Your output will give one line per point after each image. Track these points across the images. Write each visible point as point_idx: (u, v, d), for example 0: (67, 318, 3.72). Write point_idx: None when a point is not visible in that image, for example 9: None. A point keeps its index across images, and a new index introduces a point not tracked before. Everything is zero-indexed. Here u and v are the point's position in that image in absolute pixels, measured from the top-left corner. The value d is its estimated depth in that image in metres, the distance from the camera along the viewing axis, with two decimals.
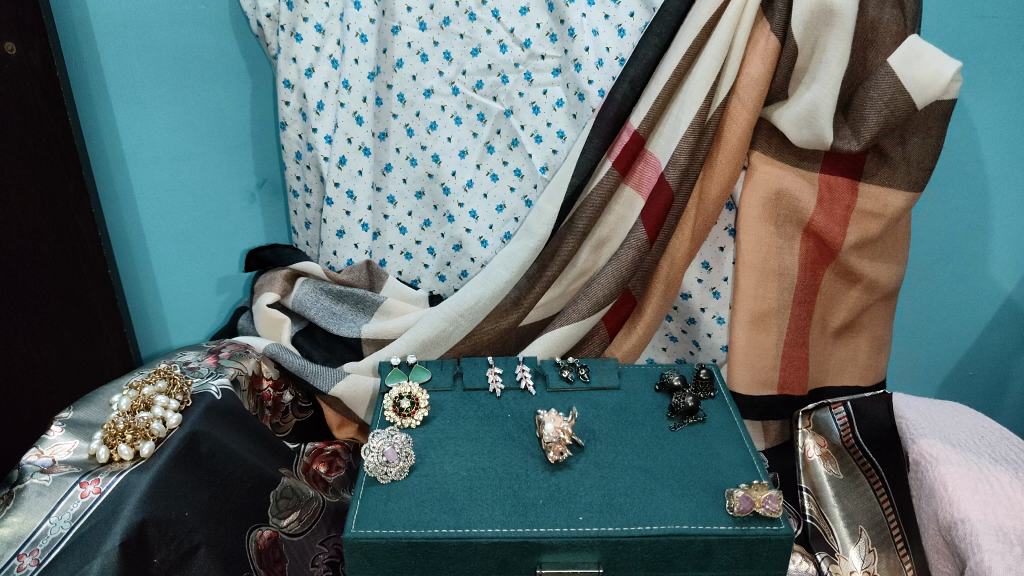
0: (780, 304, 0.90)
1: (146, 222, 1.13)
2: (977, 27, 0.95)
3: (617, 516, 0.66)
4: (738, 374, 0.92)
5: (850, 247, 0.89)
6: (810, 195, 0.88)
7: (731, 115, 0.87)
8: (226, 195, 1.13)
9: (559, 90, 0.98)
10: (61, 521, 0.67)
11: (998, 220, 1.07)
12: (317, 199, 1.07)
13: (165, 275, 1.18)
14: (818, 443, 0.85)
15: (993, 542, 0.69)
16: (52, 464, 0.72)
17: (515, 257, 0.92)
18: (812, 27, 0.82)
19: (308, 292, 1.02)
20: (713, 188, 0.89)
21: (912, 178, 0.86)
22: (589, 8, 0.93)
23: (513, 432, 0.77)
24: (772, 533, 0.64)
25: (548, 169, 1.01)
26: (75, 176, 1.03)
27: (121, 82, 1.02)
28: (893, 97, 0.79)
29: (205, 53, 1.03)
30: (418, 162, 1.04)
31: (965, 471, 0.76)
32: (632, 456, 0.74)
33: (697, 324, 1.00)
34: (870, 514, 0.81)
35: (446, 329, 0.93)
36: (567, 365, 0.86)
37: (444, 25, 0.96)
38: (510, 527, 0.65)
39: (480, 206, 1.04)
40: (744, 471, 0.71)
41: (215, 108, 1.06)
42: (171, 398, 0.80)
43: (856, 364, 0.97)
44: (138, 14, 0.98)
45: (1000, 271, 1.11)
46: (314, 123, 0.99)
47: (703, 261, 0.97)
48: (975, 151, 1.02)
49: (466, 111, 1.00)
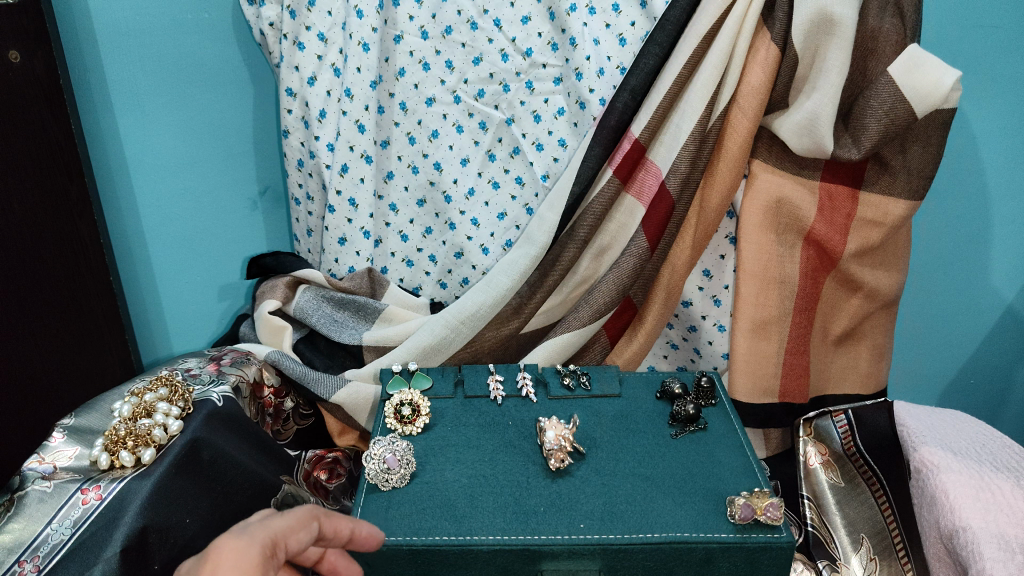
0: (781, 311, 0.91)
1: (148, 229, 1.14)
2: (976, 36, 0.96)
3: (617, 524, 0.66)
4: (738, 382, 0.92)
5: (850, 255, 0.89)
6: (810, 204, 0.89)
7: (731, 123, 0.87)
8: (228, 203, 1.14)
9: (560, 98, 0.98)
10: (62, 527, 0.67)
11: (998, 228, 1.07)
12: (319, 206, 1.07)
13: (167, 282, 1.19)
14: (819, 451, 0.85)
15: (994, 551, 0.69)
16: (54, 471, 0.73)
17: (515, 265, 0.93)
18: (812, 36, 0.82)
19: (309, 298, 1.03)
20: (713, 195, 0.89)
21: (912, 186, 0.86)
22: (590, 17, 0.93)
23: (514, 439, 0.77)
24: (772, 541, 0.64)
25: (549, 177, 1.01)
26: (78, 184, 1.03)
27: (124, 91, 1.03)
28: (893, 106, 0.80)
29: (207, 62, 1.03)
30: (420, 170, 1.05)
31: (965, 478, 0.76)
32: (633, 463, 0.73)
33: (698, 332, 1.01)
34: (870, 522, 0.81)
35: (446, 336, 0.93)
36: (568, 372, 0.86)
37: (445, 35, 0.97)
38: (510, 535, 0.65)
39: (481, 214, 1.05)
40: (745, 478, 0.71)
41: (217, 116, 1.07)
42: (173, 404, 0.80)
43: (857, 372, 0.97)
44: (142, 22, 0.99)
45: (1000, 279, 1.11)
46: (317, 131, 1.00)
47: (704, 269, 0.98)
48: (975, 159, 1.03)
49: (467, 119, 1.01)
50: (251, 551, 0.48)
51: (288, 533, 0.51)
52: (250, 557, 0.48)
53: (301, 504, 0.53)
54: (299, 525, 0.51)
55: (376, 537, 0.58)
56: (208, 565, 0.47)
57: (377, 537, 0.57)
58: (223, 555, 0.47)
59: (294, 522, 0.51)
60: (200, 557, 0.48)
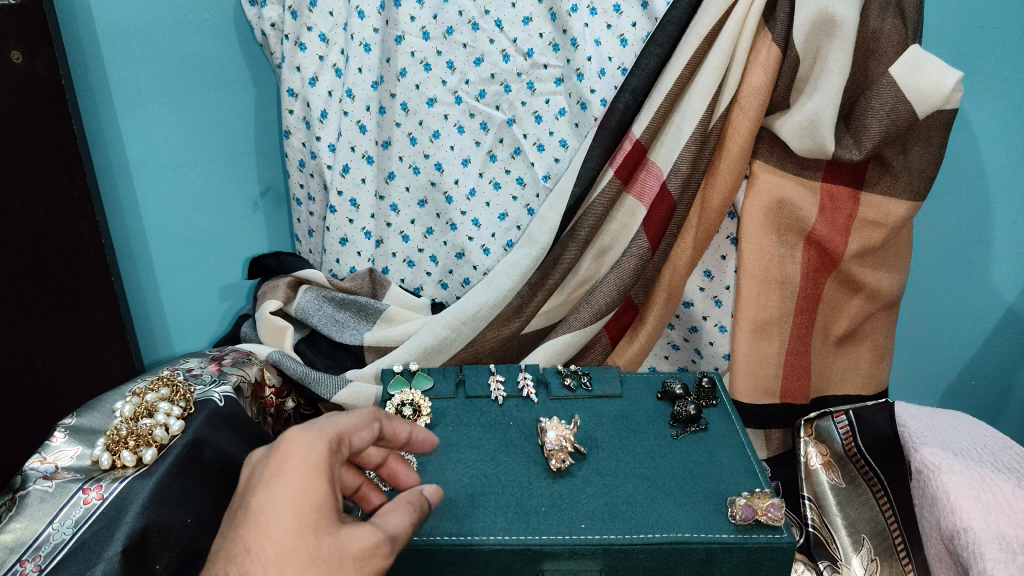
0: (782, 312, 0.91)
1: (150, 230, 1.14)
2: (978, 37, 0.96)
3: (619, 524, 0.66)
4: (739, 383, 0.92)
5: (851, 256, 0.89)
6: (811, 204, 0.89)
7: (733, 124, 0.87)
8: (230, 203, 1.14)
9: (561, 99, 0.99)
10: (64, 527, 0.67)
11: (1000, 229, 1.07)
12: (320, 207, 1.07)
13: (169, 282, 1.19)
14: (821, 452, 0.86)
15: (995, 552, 0.69)
16: (55, 470, 0.73)
17: (517, 265, 0.93)
18: (814, 37, 0.82)
19: (311, 299, 1.02)
20: (714, 196, 0.89)
21: (913, 187, 0.86)
22: (591, 18, 0.93)
23: (515, 439, 0.77)
24: (773, 541, 0.64)
25: (551, 177, 1.01)
26: (80, 184, 1.03)
27: (126, 91, 1.03)
28: (894, 107, 0.80)
29: (209, 62, 1.04)
30: (421, 171, 1.05)
31: (966, 479, 0.76)
32: (634, 463, 0.73)
33: (699, 333, 1.01)
34: (871, 523, 0.81)
35: (447, 336, 0.93)
36: (569, 372, 0.86)
37: (447, 35, 0.97)
38: (512, 534, 0.65)
39: (482, 215, 1.05)
40: (746, 479, 0.71)
41: (220, 116, 1.08)
42: (174, 404, 0.80)
43: (858, 372, 0.97)
44: (145, 23, 0.99)
45: (1002, 279, 1.11)
46: (318, 131, 1.00)
47: (705, 270, 0.98)
48: (976, 159, 1.03)
49: (468, 120, 1.01)
50: (318, 445, 0.53)
51: (352, 431, 0.56)
52: (318, 451, 0.52)
53: (365, 409, 0.60)
54: (362, 424, 0.57)
55: (429, 444, 0.64)
56: (279, 455, 0.52)
57: (431, 442, 0.64)
58: (292, 446, 0.53)
59: (358, 421, 0.57)
60: (273, 448, 0.54)
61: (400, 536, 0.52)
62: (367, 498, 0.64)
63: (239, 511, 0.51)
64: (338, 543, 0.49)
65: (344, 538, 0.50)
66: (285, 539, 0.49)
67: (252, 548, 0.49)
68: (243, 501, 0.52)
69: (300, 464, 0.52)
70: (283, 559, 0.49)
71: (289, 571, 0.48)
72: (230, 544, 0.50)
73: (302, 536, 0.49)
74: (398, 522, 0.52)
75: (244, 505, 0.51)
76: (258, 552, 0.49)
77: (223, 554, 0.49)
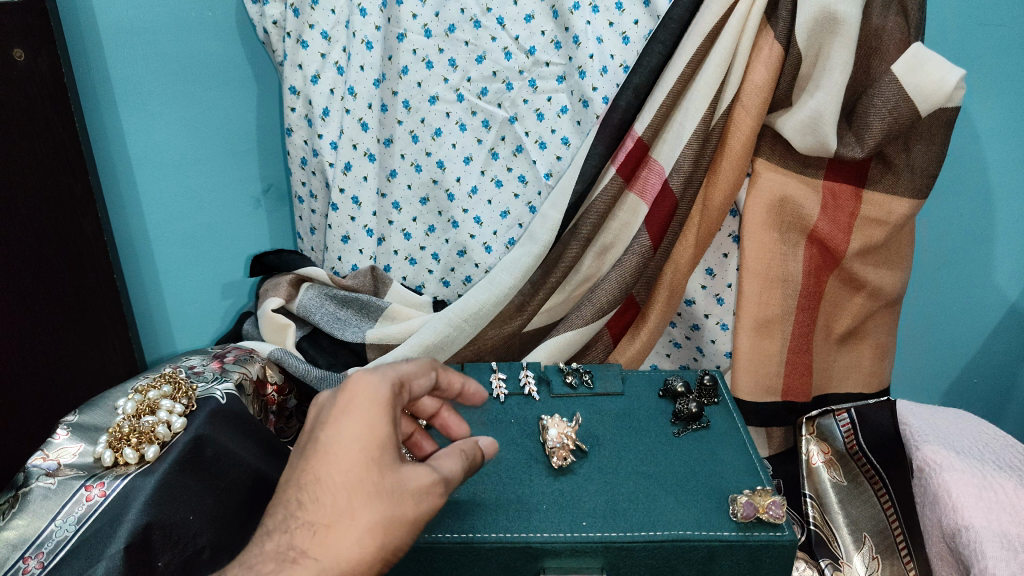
0: (784, 310, 0.90)
1: (152, 227, 1.14)
2: (980, 34, 0.95)
3: (620, 522, 0.66)
4: (741, 381, 0.92)
5: (853, 254, 0.89)
6: (814, 202, 0.89)
7: (735, 122, 0.87)
8: (232, 201, 1.14)
9: (563, 96, 0.99)
10: (66, 524, 0.67)
11: (1002, 227, 1.07)
12: (322, 204, 1.07)
13: (171, 280, 1.19)
14: (822, 450, 0.85)
15: (997, 549, 0.69)
16: (58, 467, 0.73)
17: (519, 263, 0.92)
18: (816, 35, 0.82)
19: (313, 296, 1.02)
20: (716, 194, 0.89)
21: (916, 185, 0.86)
22: (593, 15, 0.93)
23: (517, 436, 0.77)
24: (774, 538, 0.64)
25: (553, 175, 1.01)
26: (82, 182, 1.03)
27: (128, 89, 1.03)
28: (896, 105, 0.80)
29: (211, 60, 1.04)
30: (424, 168, 1.05)
31: (967, 477, 0.76)
32: (636, 461, 0.73)
33: (700, 331, 1.00)
34: (873, 520, 0.81)
35: (448, 334, 0.92)
36: (571, 370, 0.86)
37: (449, 33, 0.97)
38: (513, 532, 0.65)
39: (484, 213, 1.05)
40: (747, 477, 0.71)
41: (222, 113, 1.08)
42: (176, 402, 0.80)
43: (860, 371, 0.97)
44: (147, 21, 1.00)
45: (1005, 277, 1.10)
46: (320, 129, 1.00)
47: (707, 268, 0.98)
48: (978, 157, 1.03)
49: (471, 117, 1.01)
50: (383, 385, 0.54)
51: (412, 376, 0.59)
52: (381, 393, 0.54)
53: (420, 360, 0.62)
54: (421, 371, 0.60)
55: (479, 397, 0.68)
56: (346, 394, 0.54)
57: (482, 395, 0.68)
58: (359, 386, 0.54)
59: (417, 368, 0.60)
60: (339, 389, 0.55)
61: (454, 479, 0.53)
62: (420, 444, 0.69)
63: (309, 445, 0.52)
64: (400, 478, 0.50)
65: (405, 474, 0.51)
66: (353, 471, 0.50)
67: (322, 478, 0.50)
68: (312, 435, 0.53)
69: (366, 403, 0.53)
70: (352, 489, 0.49)
71: (357, 501, 0.49)
72: (300, 473, 0.51)
73: (368, 470, 0.50)
74: (452, 466, 0.54)
75: (314, 439, 0.52)
76: (328, 481, 0.50)
77: (293, 483, 0.51)
